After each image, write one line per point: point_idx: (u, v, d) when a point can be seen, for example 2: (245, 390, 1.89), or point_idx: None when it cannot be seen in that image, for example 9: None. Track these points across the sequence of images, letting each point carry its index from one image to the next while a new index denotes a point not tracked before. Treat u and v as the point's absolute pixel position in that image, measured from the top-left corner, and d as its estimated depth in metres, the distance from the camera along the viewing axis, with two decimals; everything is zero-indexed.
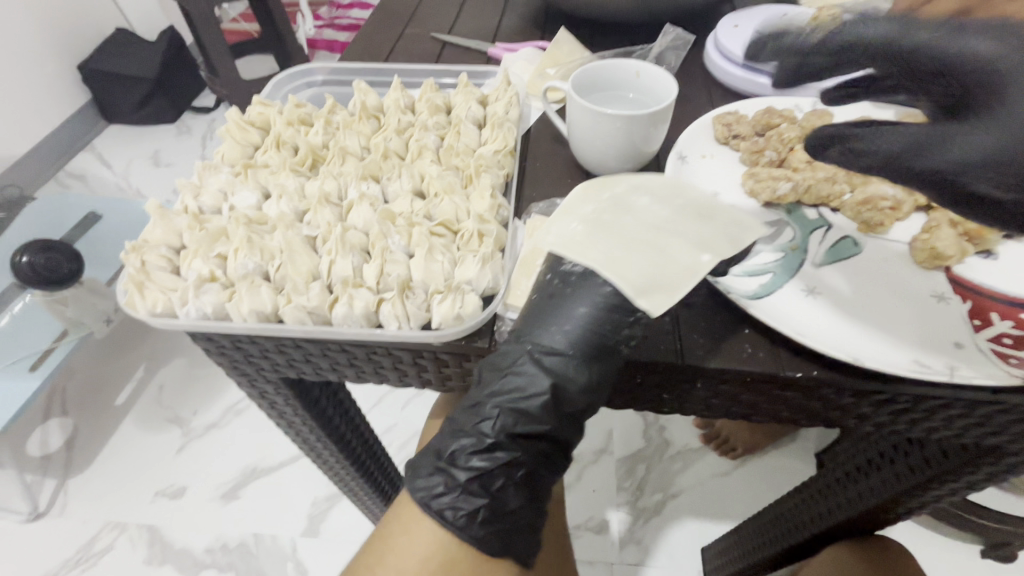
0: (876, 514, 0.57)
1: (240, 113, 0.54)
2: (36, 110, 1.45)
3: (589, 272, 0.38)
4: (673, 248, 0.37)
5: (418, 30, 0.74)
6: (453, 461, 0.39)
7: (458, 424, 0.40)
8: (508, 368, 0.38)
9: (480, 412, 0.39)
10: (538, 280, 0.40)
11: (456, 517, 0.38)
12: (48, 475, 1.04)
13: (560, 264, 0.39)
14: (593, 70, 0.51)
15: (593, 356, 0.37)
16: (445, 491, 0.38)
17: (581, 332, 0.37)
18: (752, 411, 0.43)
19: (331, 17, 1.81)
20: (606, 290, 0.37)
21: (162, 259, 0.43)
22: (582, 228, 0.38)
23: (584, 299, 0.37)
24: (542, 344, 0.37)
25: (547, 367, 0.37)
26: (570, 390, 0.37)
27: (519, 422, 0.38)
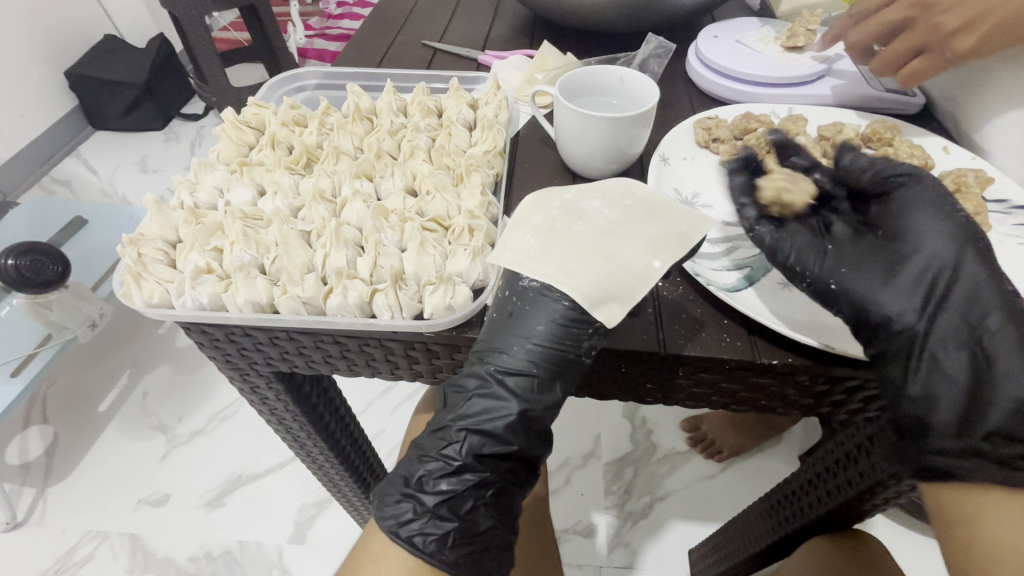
0: (852, 508, 0.60)
1: (235, 113, 0.55)
2: (20, 114, 1.44)
3: (545, 289, 0.39)
4: (625, 256, 0.38)
5: (409, 37, 0.76)
6: (421, 487, 0.39)
7: (423, 449, 0.41)
8: (475, 388, 0.39)
9: (447, 435, 0.40)
10: (497, 298, 0.41)
11: (426, 543, 0.38)
12: (27, 484, 1.02)
13: (517, 282, 0.40)
14: (579, 76, 0.53)
15: (558, 369, 0.39)
16: (414, 517, 0.39)
17: (543, 348, 0.39)
18: (724, 401, 0.45)
19: (322, 27, 1.83)
20: (562, 305, 0.39)
21: (159, 252, 0.44)
22: (536, 241, 0.39)
23: (542, 316, 0.39)
24: (505, 366, 0.39)
25: (512, 386, 0.38)
26: (537, 406, 0.39)
27: (487, 443, 0.39)
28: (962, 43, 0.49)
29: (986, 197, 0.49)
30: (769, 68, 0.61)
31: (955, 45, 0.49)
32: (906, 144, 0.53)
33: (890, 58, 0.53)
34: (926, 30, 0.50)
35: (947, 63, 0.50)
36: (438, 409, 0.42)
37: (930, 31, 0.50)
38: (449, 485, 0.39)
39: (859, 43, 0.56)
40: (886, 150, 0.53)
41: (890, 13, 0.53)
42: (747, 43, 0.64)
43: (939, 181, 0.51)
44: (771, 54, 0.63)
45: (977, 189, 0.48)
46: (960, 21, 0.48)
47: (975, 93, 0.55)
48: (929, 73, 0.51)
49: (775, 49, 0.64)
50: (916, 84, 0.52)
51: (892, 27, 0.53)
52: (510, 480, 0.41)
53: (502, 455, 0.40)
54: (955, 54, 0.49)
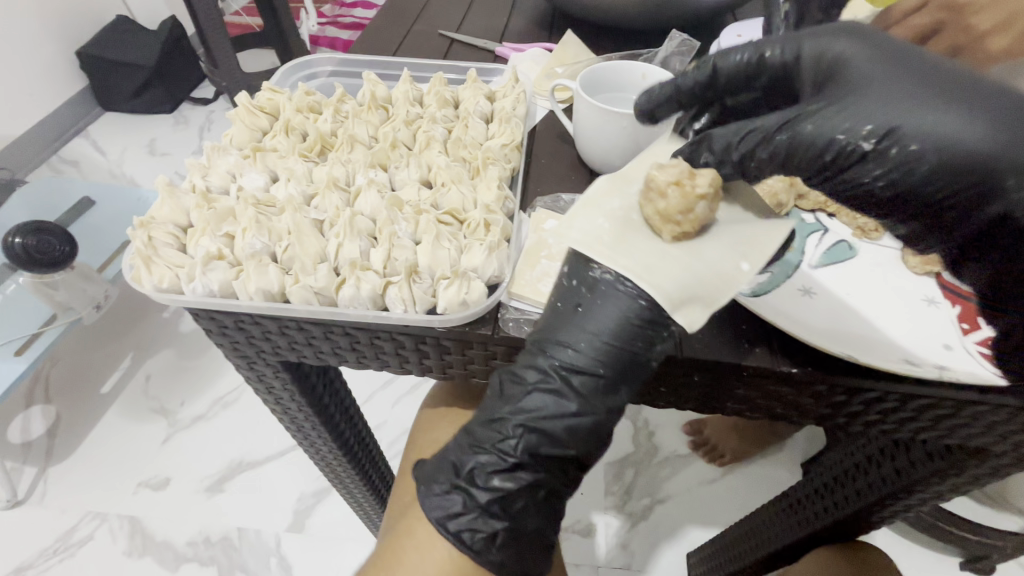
0: (858, 519, 0.59)
1: (249, 98, 0.54)
2: (30, 93, 1.44)
3: (619, 283, 0.36)
4: (708, 254, 0.36)
5: (425, 27, 0.75)
6: (472, 480, 0.39)
7: (476, 440, 0.40)
8: (535, 382, 0.38)
9: (502, 428, 0.39)
10: (561, 286, 0.39)
11: (474, 539, 0.39)
12: (28, 463, 1.02)
13: (586, 273, 0.38)
14: (600, 70, 0.53)
15: (625, 372, 0.37)
16: (463, 511, 0.39)
17: (612, 347, 0.36)
18: (734, 409, 0.44)
19: (334, 14, 1.82)
20: (636, 303, 0.36)
21: (169, 236, 0.43)
22: (609, 226, 0.37)
23: (613, 313, 0.36)
24: (570, 363, 0.37)
25: (577, 386, 0.37)
26: (599, 408, 0.37)
27: (543, 442, 0.38)
28: None
29: None
30: None
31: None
32: None
33: None
34: None
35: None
36: (492, 398, 0.41)
37: None
38: (502, 482, 0.39)
39: None
40: None
41: None
42: None
43: None
44: None
45: None
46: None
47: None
48: None
49: None
50: None
51: None
52: (559, 478, 0.40)
53: (557, 456, 0.38)
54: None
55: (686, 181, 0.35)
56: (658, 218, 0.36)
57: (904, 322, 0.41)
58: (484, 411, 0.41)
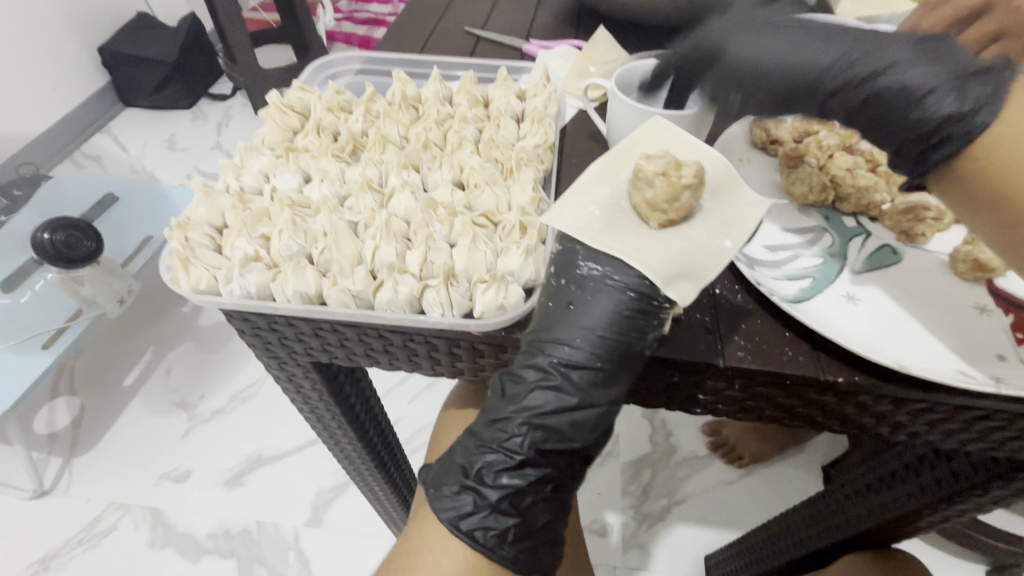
0: (895, 527, 0.58)
1: (281, 97, 0.54)
2: (54, 89, 1.45)
3: (607, 277, 0.37)
4: (693, 235, 0.37)
5: (451, 23, 0.74)
6: (481, 480, 0.39)
7: (481, 439, 0.40)
8: (535, 381, 0.38)
9: (508, 427, 0.38)
10: (549, 286, 0.39)
11: (486, 537, 0.39)
12: (53, 454, 1.04)
13: (574, 270, 0.38)
14: (635, 69, 0.52)
15: (621, 362, 0.37)
16: (473, 510, 0.39)
17: (606, 339, 0.37)
18: (771, 418, 0.43)
19: (351, 10, 1.81)
20: (625, 295, 0.37)
21: (206, 237, 0.43)
22: (599, 211, 0.38)
23: (603, 306, 0.37)
24: (568, 359, 0.37)
25: (575, 380, 0.37)
26: (600, 400, 0.38)
27: (549, 438, 0.38)
28: None
29: None
30: None
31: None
32: None
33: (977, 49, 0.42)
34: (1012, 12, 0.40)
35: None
36: (493, 399, 0.40)
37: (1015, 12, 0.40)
38: (511, 479, 0.38)
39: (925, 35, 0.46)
40: None
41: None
42: None
43: None
44: None
45: None
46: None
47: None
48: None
49: None
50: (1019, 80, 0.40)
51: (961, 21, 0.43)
52: (568, 472, 0.40)
53: (563, 450, 0.39)
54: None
55: (673, 171, 0.36)
56: (645, 207, 0.37)
57: (912, 318, 0.40)
58: (486, 411, 0.41)
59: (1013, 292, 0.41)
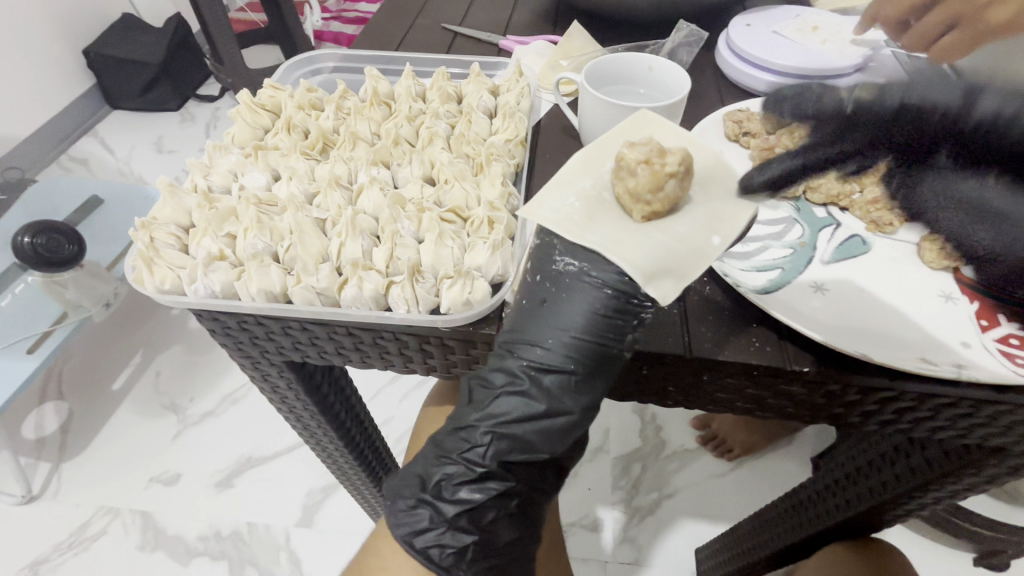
0: (873, 516, 0.58)
1: (251, 95, 0.54)
2: (40, 92, 1.44)
3: (583, 274, 0.36)
4: (679, 229, 0.35)
5: (429, 20, 0.74)
6: (439, 494, 0.38)
7: (445, 450, 0.39)
8: (503, 385, 0.37)
9: (471, 436, 0.38)
10: (526, 282, 0.38)
11: (443, 554, 0.38)
12: (42, 459, 1.04)
13: (550, 266, 0.37)
14: (605, 62, 0.51)
15: (595, 366, 0.36)
16: (429, 526, 0.38)
17: (580, 341, 0.36)
18: (744, 409, 0.44)
19: (339, 8, 1.80)
20: (602, 293, 0.36)
21: (171, 236, 0.43)
22: (580, 204, 0.36)
23: (579, 305, 0.36)
24: (539, 362, 0.36)
25: (547, 384, 0.36)
26: (573, 405, 0.37)
27: (515, 447, 0.37)
28: None
29: None
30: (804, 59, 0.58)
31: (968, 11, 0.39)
32: None
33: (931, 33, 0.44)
34: None
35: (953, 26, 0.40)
36: (460, 406, 0.40)
37: None
38: (470, 494, 0.38)
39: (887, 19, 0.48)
40: None
41: None
42: (784, 33, 0.61)
43: None
44: (809, 46, 0.59)
45: None
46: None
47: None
48: None
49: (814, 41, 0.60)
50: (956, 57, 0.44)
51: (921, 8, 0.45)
52: (538, 487, 0.40)
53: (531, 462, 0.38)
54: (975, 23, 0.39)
55: (656, 159, 0.35)
56: (627, 197, 0.35)
57: (903, 313, 0.40)
58: (452, 419, 0.40)
59: (978, 281, 0.41)
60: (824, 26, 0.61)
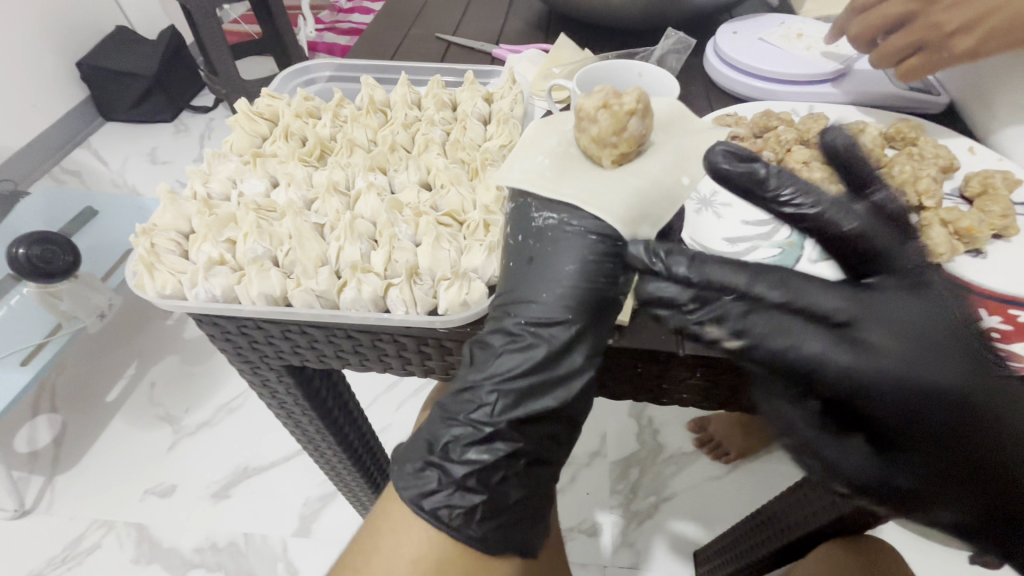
0: (868, 513, 0.58)
1: (249, 104, 0.55)
2: (32, 105, 1.45)
3: (564, 226, 0.39)
4: (646, 172, 0.40)
5: (423, 30, 0.75)
6: (447, 455, 0.39)
7: (448, 412, 0.39)
8: (503, 345, 0.38)
9: (477, 396, 0.38)
10: (509, 245, 0.41)
11: (452, 516, 0.38)
12: (35, 472, 1.03)
13: (531, 223, 0.40)
14: (596, 69, 0.53)
15: (592, 310, 0.38)
16: (437, 487, 0.38)
17: (571, 287, 0.38)
18: (742, 406, 0.44)
19: (332, 20, 1.83)
20: (588, 239, 0.39)
21: (171, 242, 0.44)
22: (548, 161, 0.41)
23: (566, 255, 0.39)
24: (536, 316, 0.38)
25: (546, 335, 0.38)
26: (574, 352, 0.38)
27: (519, 403, 0.38)
28: (959, 43, 0.50)
29: (1014, 200, 0.48)
30: (788, 64, 0.60)
31: (953, 46, 0.51)
32: (931, 144, 0.52)
33: (892, 52, 0.55)
34: (925, 27, 0.52)
35: (945, 62, 0.52)
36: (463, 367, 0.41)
37: (929, 28, 0.52)
38: (478, 454, 0.38)
39: (858, 38, 0.57)
40: (911, 148, 0.52)
41: (889, 9, 0.54)
42: (770, 40, 0.63)
43: (965, 182, 0.50)
44: (794, 52, 0.61)
45: (1004, 190, 0.47)
46: (965, 18, 0.50)
47: (981, 97, 0.55)
48: (929, 69, 0.53)
49: (799, 47, 0.62)
50: (914, 79, 0.55)
51: (893, 23, 0.54)
52: (548, 446, 0.40)
53: (538, 410, 0.38)
54: (955, 52, 0.51)
55: (613, 101, 0.40)
56: (594, 145, 0.40)
57: None
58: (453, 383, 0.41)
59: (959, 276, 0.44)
60: (809, 34, 0.63)
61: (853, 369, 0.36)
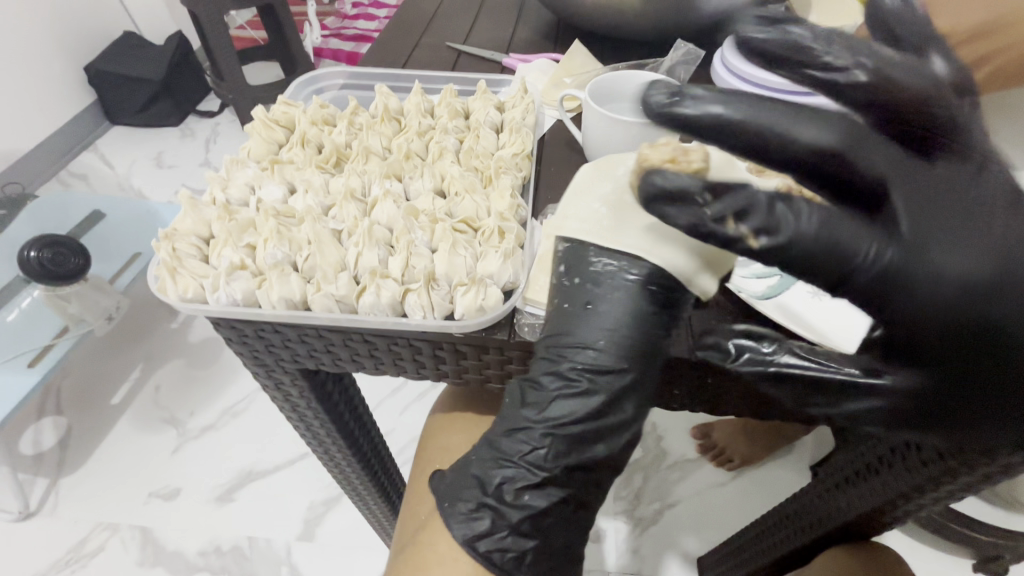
0: (872, 518, 0.58)
1: (265, 111, 0.56)
2: (40, 109, 1.46)
3: (624, 270, 0.37)
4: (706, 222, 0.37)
5: (433, 39, 0.77)
6: (501, 499, 0.41)
7: (504, 454, 0.41)
8: (558, 389, 0.38)
9: (530, 439, 0.40)
10: (563, 286, 0.39)
11: (504, 559, 0.41)
12: (40, 474, 1.04)
13: (590, 266, 0.38)
14: (608, 81, 0.54)
15: (647, 357, 0.38)
16: (490, 531, 0.41)
17: (630, 335, 0.37)
18: (754, 409, 0.45)
19: (338, 27, 1.84)
20: (647, 286, 0.37)
21: (193, 247, 0.45)
22: (607, 212, 0.38)
23: (623, 303, 0.37)
24: (593, 363, 0.37)
25: (602, 383, 0.38)
26: (627, 398, 0.38)
27: (574, 451, 0.39)
28: None
29: None
30: None
31: None
32: None
33: None
34: None
35: None
36: (512, 406, 0.42)
37: None
38: (532, 498, 0.40)
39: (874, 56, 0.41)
40: None
41: None
42: None
43: None
44: None
45: None
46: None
47: None
48: None
49: None
50: None
51: None
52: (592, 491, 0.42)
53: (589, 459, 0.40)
54: None
55: (682, 158, 0.33)
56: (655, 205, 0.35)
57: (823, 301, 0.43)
58: (505, 419, 0.42)
59: None
60: None
61: (902, 268, 0.33)
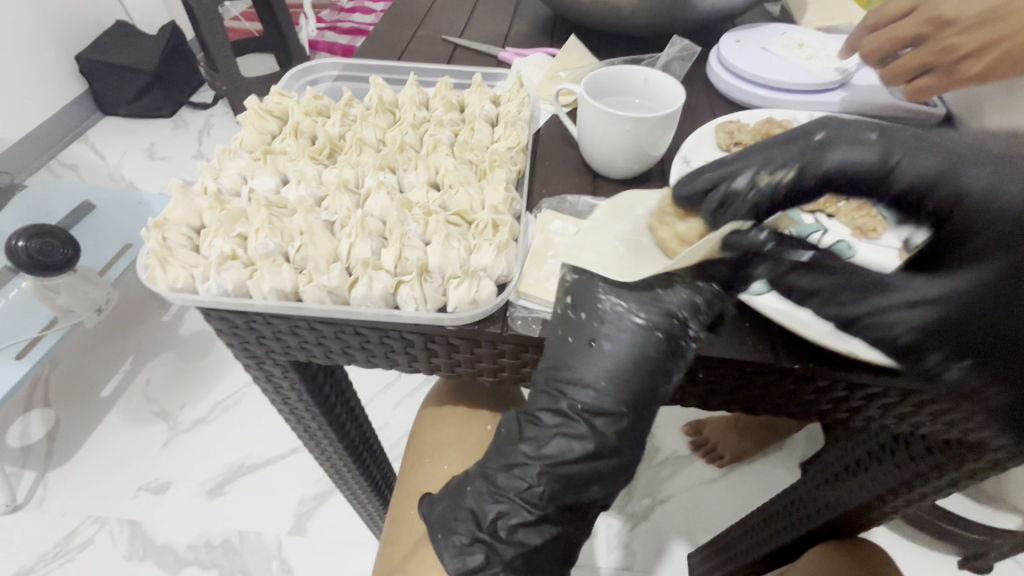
0: (860, 514, 0.59)
1: (259, 101, 0.55)
2: (29, 98, 1.44)
3: (629, 314, 0.35)
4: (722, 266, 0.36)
5: (429, 31, 0.76)
6: (495, 533, 0.38)
7: (498, 488, 0.38)
8: (554, 426, 0.36)
9: (525, 476, 0.37)
10: (570, 320, 0.38)
11: None
12: (27, 467, 1.02)
13: (596, 303, 0.36)
14: (604, 75, 0.54)
15: (646, 406, 0.36)
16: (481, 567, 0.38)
17: (630, 380, 0.35)
18: (748, 401, 0.45)
19: (333, 19, 1.83)
20: (653, 333, 0.35)
21: (183, 237, 0.44)
22: (623, 247, 0.36)
23: (626, 347, 0.35)
24: (590, 405, 0.35)
25: (596, 427, 0.35)
26: (621, 447, 0.36)
27: (569, 490, 0.36)
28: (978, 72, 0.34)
29: None
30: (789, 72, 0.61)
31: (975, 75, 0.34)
32: None
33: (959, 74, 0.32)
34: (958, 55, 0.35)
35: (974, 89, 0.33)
36: (510, 443, 0.39)
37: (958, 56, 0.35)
38: (527, 536, 0.38)
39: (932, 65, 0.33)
40: None
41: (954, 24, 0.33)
42: (772, 50, 0.64)
43: None
44: (795, 61, 0.62)
45: None
46: None
47: None
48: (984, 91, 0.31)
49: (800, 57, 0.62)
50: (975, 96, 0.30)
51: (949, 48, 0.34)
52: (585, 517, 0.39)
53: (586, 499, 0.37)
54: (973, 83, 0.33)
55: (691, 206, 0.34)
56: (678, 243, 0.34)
57: None
58: (501, 455, 0.39)
59: None
60: (810, 44, 0.64)
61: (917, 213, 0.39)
